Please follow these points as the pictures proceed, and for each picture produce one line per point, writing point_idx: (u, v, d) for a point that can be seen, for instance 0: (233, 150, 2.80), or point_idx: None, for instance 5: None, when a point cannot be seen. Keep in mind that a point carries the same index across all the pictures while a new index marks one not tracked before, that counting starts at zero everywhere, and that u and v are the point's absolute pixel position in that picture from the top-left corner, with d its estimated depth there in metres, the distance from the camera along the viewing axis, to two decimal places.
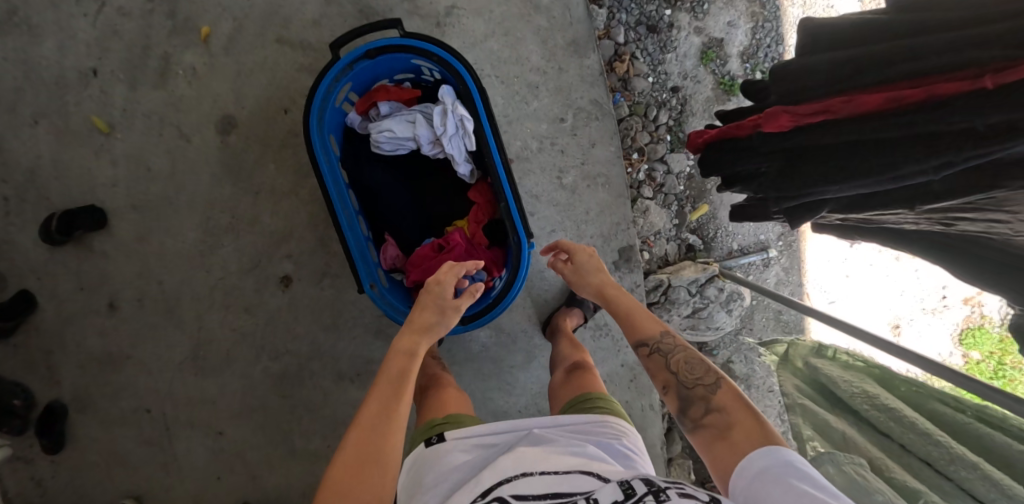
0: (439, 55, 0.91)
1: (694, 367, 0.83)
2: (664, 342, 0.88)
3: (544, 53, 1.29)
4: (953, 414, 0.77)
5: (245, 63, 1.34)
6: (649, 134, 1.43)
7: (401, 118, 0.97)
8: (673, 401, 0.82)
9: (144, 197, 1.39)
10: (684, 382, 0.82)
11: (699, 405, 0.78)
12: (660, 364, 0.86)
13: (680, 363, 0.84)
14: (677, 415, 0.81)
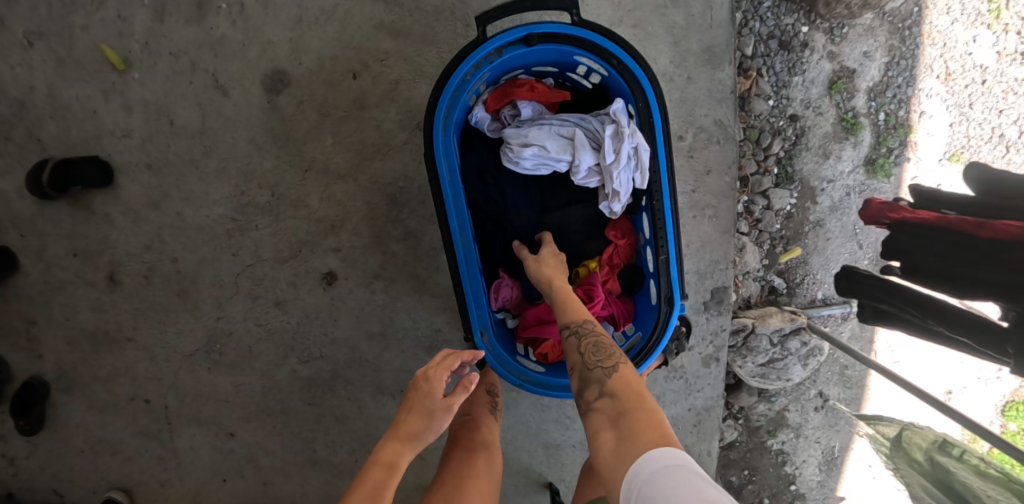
0: (619, 57, 0.79)
1: (601, 350, 0.73)
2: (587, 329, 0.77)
3: (672, 56, 1.10)
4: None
5: (310, 10, 1.09)
6: (757, 164, 1.29)
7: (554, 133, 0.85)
8: (583, 389, 0.72)
9: (161, 154, 1.14)
10: (594, 367, 0.72)
11: (595, 389, 0.69)
12: (576, 348, 0.75)
13: (590, 344, 0.74)
14: (582, 404, 0.71)
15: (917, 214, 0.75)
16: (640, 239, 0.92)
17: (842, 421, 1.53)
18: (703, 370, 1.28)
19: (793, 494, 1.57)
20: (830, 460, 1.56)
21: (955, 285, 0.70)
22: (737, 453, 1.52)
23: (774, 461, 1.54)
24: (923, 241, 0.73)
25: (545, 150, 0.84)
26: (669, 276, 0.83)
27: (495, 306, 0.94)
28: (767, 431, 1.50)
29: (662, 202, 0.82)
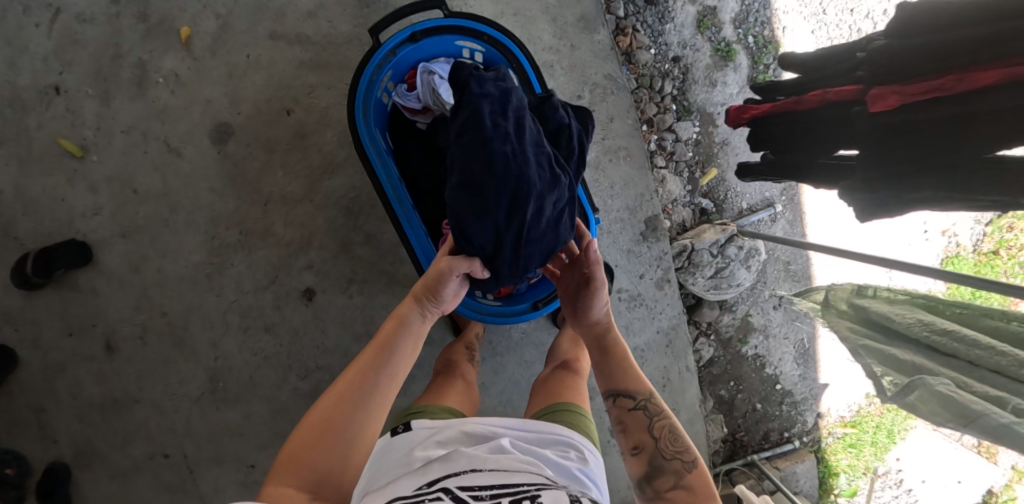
0: (490, 34, 0.96)
1: (675, 439, 0.83)
2: (652, 404, 0.89)
3: (555, 30, 1.29)
4: (1006, 326, 0.83)
5: (238, 64, 1.23)
6: (656, 105, 1.47)
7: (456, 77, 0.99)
8: (639, 459, 0.83)
9: (133, 222, 1.26)
10: (662, 449, 0.82)
11: (667, 478, 0.79)
12: (642, 422, 0.87)
13: (660, 425, 0.86)
14: (637, 478, 0.82)
15: (760, 108, 0.93)
16: None
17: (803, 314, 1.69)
18: (659, 292, 1.42)
19: (781, 393, 1.75)
20: (802, 353, 1.73)
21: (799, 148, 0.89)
22: (718, 366, 1.67)
23: (754, 366, 1.70)
24: (770, 124, 0.92)
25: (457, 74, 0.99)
26: None
27: None
28: (739, 339, 1.66)
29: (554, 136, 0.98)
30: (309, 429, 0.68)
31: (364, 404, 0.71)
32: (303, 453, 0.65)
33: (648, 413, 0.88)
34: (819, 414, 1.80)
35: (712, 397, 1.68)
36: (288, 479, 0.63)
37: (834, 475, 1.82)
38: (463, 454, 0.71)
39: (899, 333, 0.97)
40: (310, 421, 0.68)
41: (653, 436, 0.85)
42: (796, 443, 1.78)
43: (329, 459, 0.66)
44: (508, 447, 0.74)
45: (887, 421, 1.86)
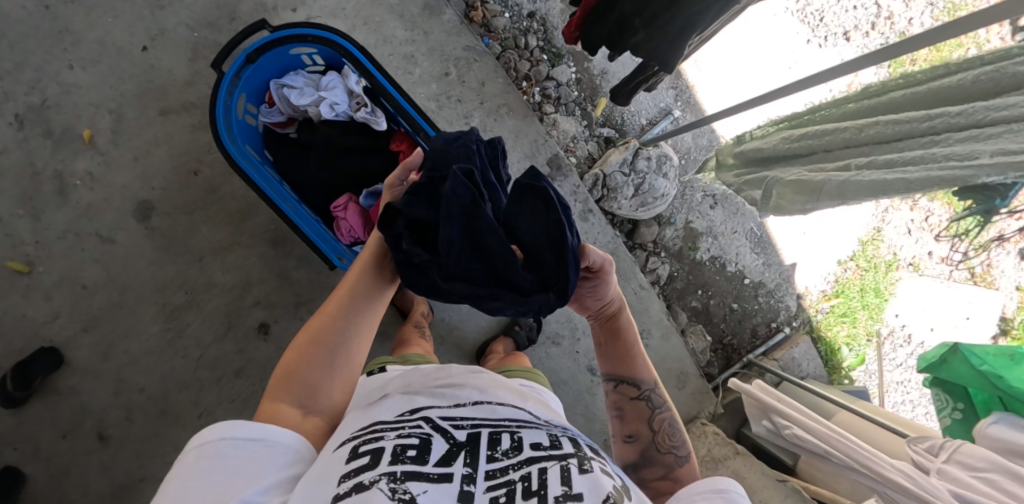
0: (313, 34, 1.02)
1: (672, 435, 0.93)
2: (653, 396, 0.96)
3: (406, 25, 1.40)
4: (850, 107, 0.87)
5: (140, 146, 1.35)
6: (528, 61, 1.55)
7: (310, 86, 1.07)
8: (635, 447, 0.93)
9: (92, 315, 1.36)
10: (658, 441, 0.92)
11: (658, 467, 0.90)
12: (643, 413, 0.95)
13: (658, 419, 0.95)
14: (630, 462, 0.93)
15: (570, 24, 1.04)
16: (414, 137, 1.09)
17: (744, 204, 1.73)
18: (586, 225, 1.48)
19: (752, 286, 1.77)
20: (758, 241, 1.76)
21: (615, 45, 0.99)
22: (681, 280, 1.70)
23: (716, 268, 1.73)
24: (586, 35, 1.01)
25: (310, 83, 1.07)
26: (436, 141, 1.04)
27: (347, 240, 1.08)
28: (690, 247, 1.69)
29: (398, 101, 1.04)
30: (292, 359, 0.74)
31: (344, 343, 0.76)
32: (289, 375, 0.73)
33: (651, 405, 0.95)
34: (799, 296, 1.81)
35: (686, 311, 1.71)
36: (278, 398, 0.71)
37: (835, 349, 1.82)
38: (447, 392, 0.83)
39: (772, 157, 1.00)
40: (294, 348, 0.75)
41: (653, 429, 0.94)
42: (787, 330, 1.79)
43: (314, 385, 0.73)
44: (493, 387, 0.86)
45: (871, 281, 1.86)
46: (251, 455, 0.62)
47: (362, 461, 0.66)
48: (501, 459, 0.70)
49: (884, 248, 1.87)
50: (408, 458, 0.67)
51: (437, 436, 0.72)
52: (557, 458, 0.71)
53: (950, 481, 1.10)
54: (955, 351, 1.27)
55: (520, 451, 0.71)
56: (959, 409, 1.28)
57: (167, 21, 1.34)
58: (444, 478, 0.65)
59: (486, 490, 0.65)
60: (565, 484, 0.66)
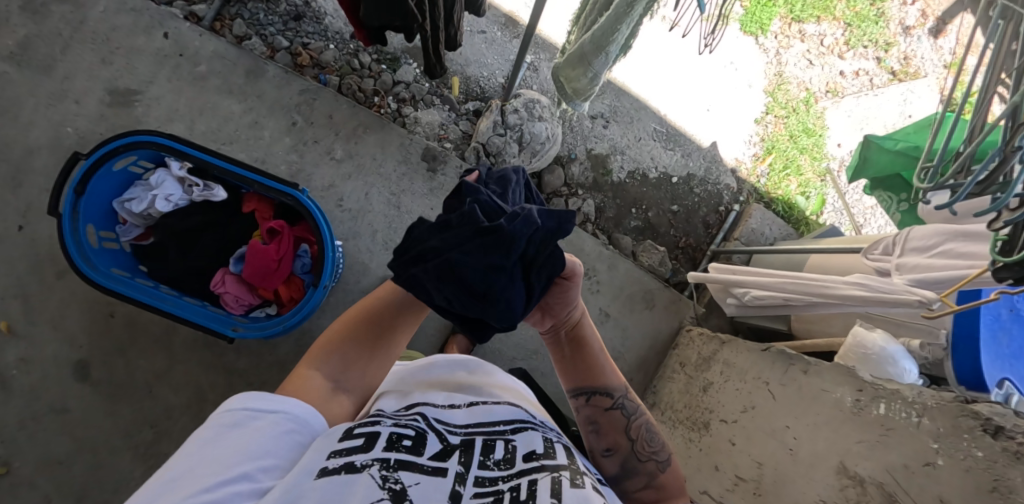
0: (120, 144, 1.05)
1: (652, 440, 0.78)
2: (631, 402, 0.79)
3: (240, 99, 1.45)
4: None
5: (54, 314, 1.38)
6: (369, 77, 1.56)
7: (144, 191, 1.12)
8: (615, 462, 0.76)
9: (77, 485, 1.34)
10: (638, 451, 0.77)
11: (639, 478, 0.75)
12: (621, 424, 0.78)
13: (637, 427, 0.78)
14: (608, 475, 0.76)
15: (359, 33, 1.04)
16: (257, 193, 1.13)
17: (635, 110, 1.70)
18: None
19: (682, 182, 1.71)
20: (667, 137, 1.72)
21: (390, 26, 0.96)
22: (610, 208, 1.65)
23: (639, 181, 1.68)
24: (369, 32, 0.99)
25: (143, 188, 1.12)
26: (266, 183, 1.08)
27: (240, 309, 1.14)
28: (603, 174, 1.65)
29: (220, 166, 1.07)
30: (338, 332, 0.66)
31: (397, 317, 0.68)
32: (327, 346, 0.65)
33: (627, 412, 0.78)
34: (733, 170, 1.76)
35: (629, 234, 1.66)
36: (308, 369, 0.63)
37: (793, 203, 1.78)
38: (452, 387, 0.69)
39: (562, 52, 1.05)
40: (340, 321, 0.67)
41: (630, 438, 0.78)
42: (737, 207, 1.73)
43: (350, 360, 0.64)
44: (498, 384, 0.72)
45: (797, 125, 1.81)
46: (264, 425, 0.52)
47: (357, 441, 0.54)
48: (493, 468, 0.56)
49: (794, 87, 1.81)
50: (403, 448, 0.55)
51: (433, 433, 0.58)
52: (550, 470, 0.57)
53: (912, 271, 1.01)
54: (870, 145, 1.19)
55: (514, 462, 0.57)
56: (905, 200, 1.19)
57: (29, 193, 1.39)
58: (437, 473, 0.54)
59: (474, 497, 0.53)
60: (554, 496, 0.53)
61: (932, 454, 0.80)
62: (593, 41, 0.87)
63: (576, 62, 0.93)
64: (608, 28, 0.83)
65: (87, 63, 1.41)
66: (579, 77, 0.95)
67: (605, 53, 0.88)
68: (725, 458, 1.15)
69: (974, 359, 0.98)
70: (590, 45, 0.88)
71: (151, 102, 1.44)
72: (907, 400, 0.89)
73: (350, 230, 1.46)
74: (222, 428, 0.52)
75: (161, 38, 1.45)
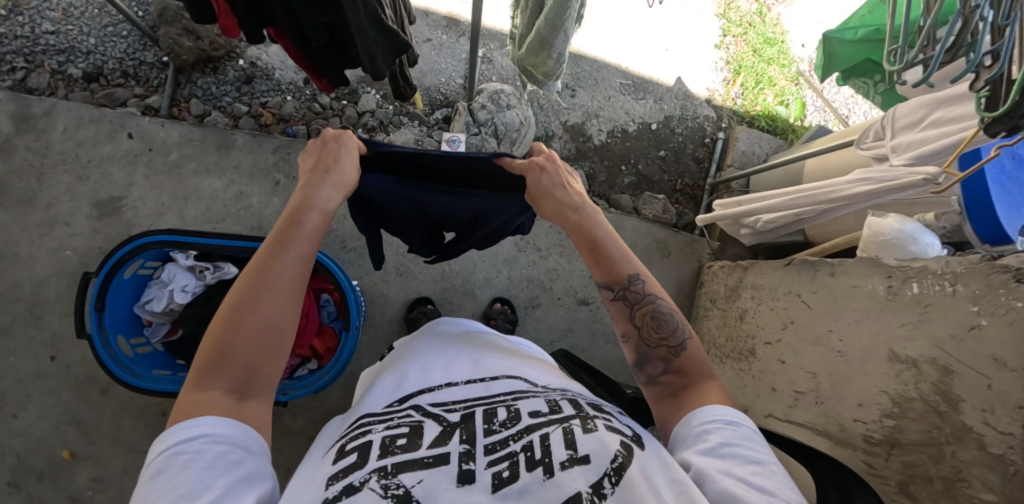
0: (125, 252, 1.08)
1: (661, 325, 0.67)
2: (635, 289, 0.68)
3: (219, 175, 1.47)
4: None
5: (109, 428, 1.42)
6: (334, 116, 1.58)
7: (161, 289, 1.15)
8: (629, 350, 0.67)
9: None
10: (648, 339, 0.67)
11: (656, 362, 0.65)
12: (624, 311, 0.68)
13: (643, 313, 0.68)
14: (630, 366, 0.68)
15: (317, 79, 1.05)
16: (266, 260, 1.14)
17: (596, 71, 1.67)
18: None
19: (661, 126, 1.71)
20: (635, 88, 1.70)
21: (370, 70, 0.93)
22: (602, 172, 1.64)
23: (621, 138, 1.67)
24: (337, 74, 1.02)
25: (160, 287, 1.15)
26: None
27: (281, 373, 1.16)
28: (584, 141, 1.63)
29: (226, 245, 1.10)
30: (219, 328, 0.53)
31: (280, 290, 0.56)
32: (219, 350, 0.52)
33: (632, 300, 0.68)
34: (708, 100, 1.76)
35: (626, 191, 1.66)
36: (203, 385, 0.50)
37: (775, 115, 1.78)
38: (447, 361, 0.68)
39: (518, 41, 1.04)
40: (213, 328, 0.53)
41: (638, 325, 0.68)
42: (722, 134, 1.73)
43: (254, 358, 0.52)
44: (494, 356, 0.70)
45: (756, 38, 1.80)
46: (196, 459, 0.44)
47: (350, 459, 0.51)
48: (500, 430, 0.54)
49: (744, 2, 1.80)
50: (399, 448, 0.52)
51: (430, 420, 0.56)
52: (559, 422, 0.54)
53: (908, 149, 1.02)
54: (831, 40, 1.18)
55: (520, 418, 0.55)
56: (881, 81, 1.19)
57: (52, 323, 1.42)
58: (440, 461, 0.50)
59: (489, 466, 0.50)
60: (570, 447, 0.51)
61: (976, 317, 0.82)
62: (548, 23, 0.87)
63: (538, 48, 0.92)
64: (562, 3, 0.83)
65: (65, 184, 1.44)
66: (546, 67, 0.95)
67: (563, 28, 0.87)
68: (779, 378, 1.17)
69: (993, 215, 1.00)
70: (547, 27, 0.87)
71: (136, 202, 1.46)
72: (937, 273, 0.89)
73: (362, 268, 1.40)
74: (150, 483, 0.44)
75: (127, 139, 1.47)
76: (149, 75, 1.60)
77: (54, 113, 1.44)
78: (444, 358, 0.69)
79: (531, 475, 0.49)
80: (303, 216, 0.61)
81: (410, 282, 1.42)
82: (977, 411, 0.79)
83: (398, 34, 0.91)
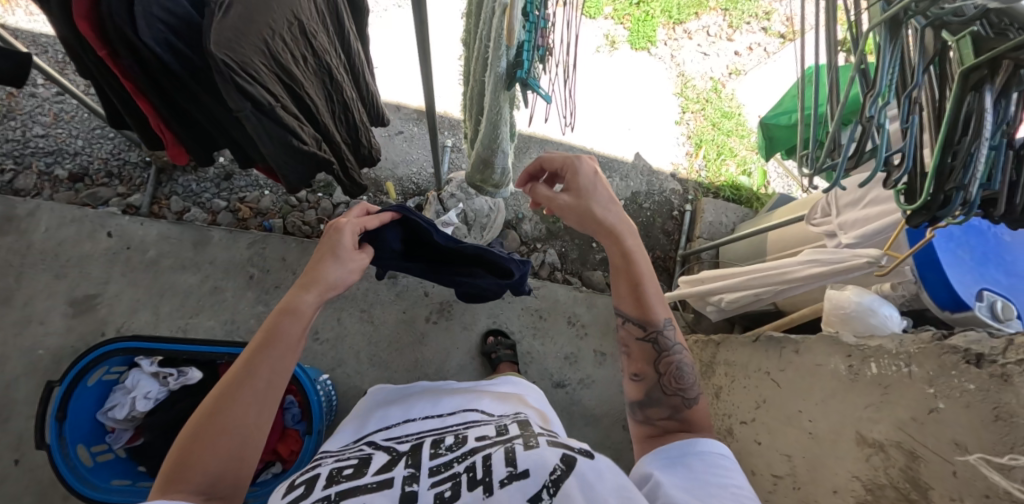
0: (88, 361, 1.08)
1: (681, 377, 0.73)
2: (665, 335, 0.75)
3: (194, 271, 1.49)
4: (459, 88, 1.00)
5: None
6: (310, 208, 1.63)
7: (124, 393, 1.13)
8: (638, 391, 0.73)
9: None
10: (664, 386, 0.72)
11: (661, 409, 0.71)
12: (649, 354, 0.75)
13: (668, 362, 0.74)
14: (631, 404, 0.74)
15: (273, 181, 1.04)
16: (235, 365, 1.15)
17: (563, 153, 1.76)
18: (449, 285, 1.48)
19: (629, 202, 1.76)
20: (601, 167, 1.78)
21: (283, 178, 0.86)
22: (573, 250, 1.68)
23: None
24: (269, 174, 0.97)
25: (123, 391, 1.14)
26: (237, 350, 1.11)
27: None
28: (554, 221, 1.67)
29: (191, 350, 1.11)
30: (198, 421, 0.60)
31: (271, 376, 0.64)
32: (191, 448, 0.58)
33: (660, 346, 0.74)
34: (673, 174, 1.82)
35: (598, 268, 1.68)
36: (169, 488, 0.56)
37: (738, 185, 1.84)
38: (410, 410, 0.79)
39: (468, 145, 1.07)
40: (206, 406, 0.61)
41: (658, 371, 0.74)
42: (689, 207, 1.78)
43: (220, 468, 0.58)
44: (455, 397, 0.80)
45: (714, 115, 1.90)
46: None
47: (298, 490, 0.57)
48: (445, 454, 0.62)
49: (699, 81, 1.92)
50: (344, 476, 0.59)
51: (379, 452, 0.65)
52: (502, 443, 0.62)
53: (854, 226, 1.05)
54: (769, 125, 1.25)
55: (462, 444, 0.63)
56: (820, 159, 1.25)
57: (19, 425, 1.39)
58: (384, 485, 0.57)
59: (431, 487, 0.57)
60: (510, 464, 0.57)
61: (933, 400, 0.81)
62: (484, 145, 0.89)
63: (483, 167, 0.97)
64: (491, 131, 0.86)
65: (43, 282, 1.46)
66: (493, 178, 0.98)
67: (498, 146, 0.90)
68: (758, 460, 1.14)
69: (945, 281, 1.02)
70: (484, 149, 0.90)
71: (113, 299, 1.48)
72: (892, 353, 0.89)
73: (335, 359, 1.40)
74: None
75: (106, 238, 1.50)
76: (132, 173, 1.67)
77: (37, 214, 1.48)
78: (408, 410, 0.80)
79: (471, 494, 0.55)
80: (281, 327, 0.66)
81: (382, 372, 1.41)
82: (946, 500, 0.76)
83: (316, 153, 0.85)
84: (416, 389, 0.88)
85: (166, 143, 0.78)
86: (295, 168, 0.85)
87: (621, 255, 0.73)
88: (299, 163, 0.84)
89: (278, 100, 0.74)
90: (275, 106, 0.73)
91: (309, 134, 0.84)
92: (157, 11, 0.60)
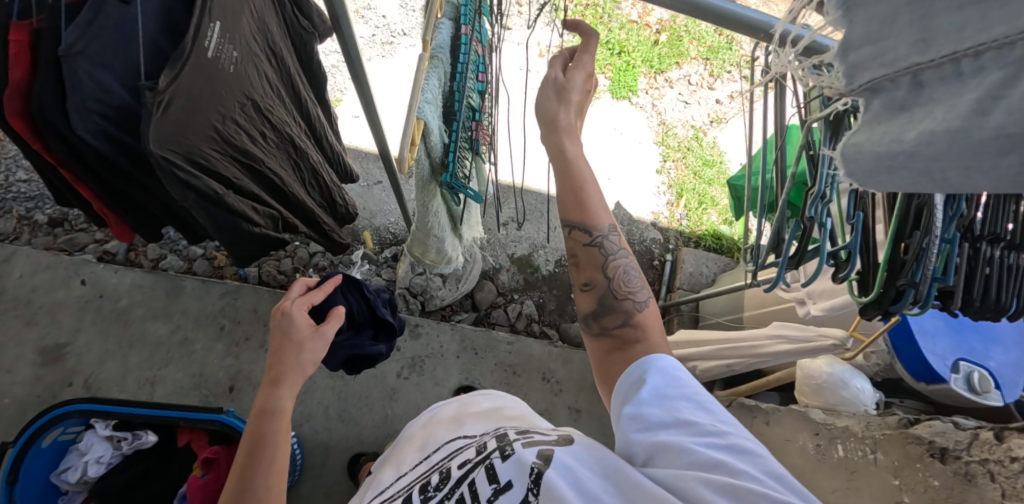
0: (42, 422, 1.04)
1: (630, 281, 0.63)
2: (609, 241, 0.63)
3: (166, 320, 1.48)
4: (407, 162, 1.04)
5: None
6: (286, 257, 1.63)
7: (78, 452, 1.11)
8: (590, 300, 0.62)
9: None
10: (615, 292, 0.62)
11: (617, 316, 0.61)
12: (596, 259, 0.63)
13: (615, 266, 0.63)
14: (583, 315, 0.62)
15: None
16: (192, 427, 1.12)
17: (541, 204, 1.80)
18: (423, 338, 1.46)
19: None
20: None
21: (239, 253, 0.87)
22: (551, 301, 1.67)
23: (569, 266, 1.72)
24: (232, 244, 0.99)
25: (78, 450, 1.11)
26: (193, 413, 1.09)
27: None
28: (531, 272, 1.68)
29: (146, 412, 1.08)
30: None
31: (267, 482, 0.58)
32: None
33: (607, 251, 0.63)
34: (654, 223, 1.82)
35: (577, 319, 1.66)
36: None
37: (719, 234, 1.83)
38: (402, 462, 0.73)
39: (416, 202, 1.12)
40: None
41: (609, 278, 0.63)
42: (669, 256, 1.77)
43: None
44: (442, 431, 0.75)
45: (695, 163, 1.91)
46: None
47: None
48: (436, 495, 0.57)
49: (680, 129, 1.94)
50: None
51: None
52: (483, 461, 0.56)
53: (822, 297, 1.02)
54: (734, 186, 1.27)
55: (449, 476, 0.58)
56: None
57: None
58: None
59: None
60: (493, 480, 0.53)
61: (898, 492, 0.84)
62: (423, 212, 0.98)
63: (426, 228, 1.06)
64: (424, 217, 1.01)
65: (12, 330, 1.42)
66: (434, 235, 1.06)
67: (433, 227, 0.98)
68: None
69: (918, 352, 0.98)
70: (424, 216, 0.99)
71: (81, 349, 1.44)
72: (858, 436, 0.92)
73: (303, 414, 1.36)
74: None
75: (79, 285, 1.48)
76: None
77: (12, 261, 1.47)
78: (401, 463, 0.74)
79: None
80: (264, 428, 0.61)
81: (352, 429, 1.37)
82: None
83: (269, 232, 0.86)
84: (413, 432, 0.83)
85: (110, 223, 0.85)
86: (251, 244, 0.85)
87: (560, 159, 0.60)
88: (254, 240, 0.85)
89: (225, 185, 0.75)
90: (223, 191, 0.74)
91: (263, 215, 0.84)
92: (95, 104, 0.62)
